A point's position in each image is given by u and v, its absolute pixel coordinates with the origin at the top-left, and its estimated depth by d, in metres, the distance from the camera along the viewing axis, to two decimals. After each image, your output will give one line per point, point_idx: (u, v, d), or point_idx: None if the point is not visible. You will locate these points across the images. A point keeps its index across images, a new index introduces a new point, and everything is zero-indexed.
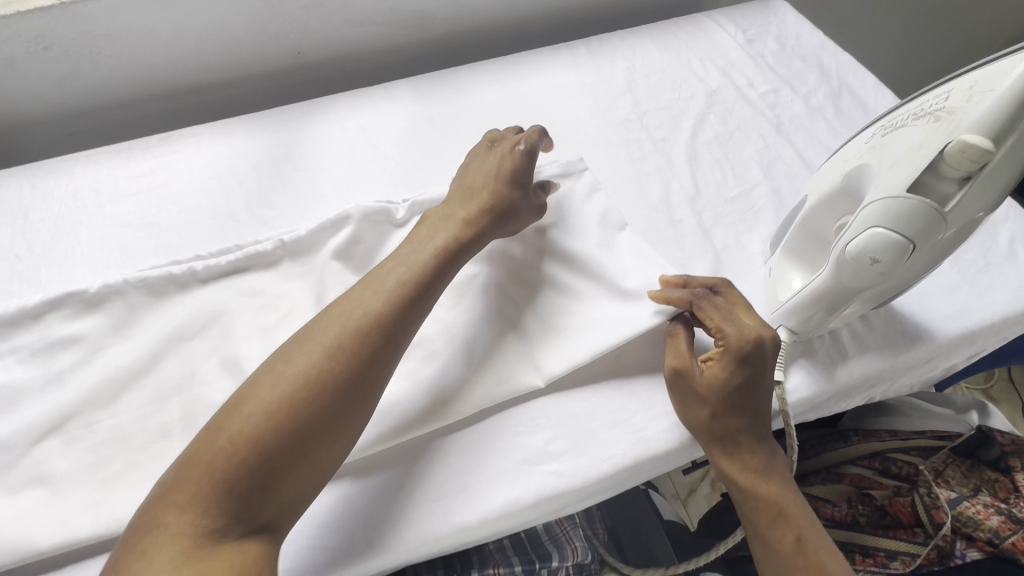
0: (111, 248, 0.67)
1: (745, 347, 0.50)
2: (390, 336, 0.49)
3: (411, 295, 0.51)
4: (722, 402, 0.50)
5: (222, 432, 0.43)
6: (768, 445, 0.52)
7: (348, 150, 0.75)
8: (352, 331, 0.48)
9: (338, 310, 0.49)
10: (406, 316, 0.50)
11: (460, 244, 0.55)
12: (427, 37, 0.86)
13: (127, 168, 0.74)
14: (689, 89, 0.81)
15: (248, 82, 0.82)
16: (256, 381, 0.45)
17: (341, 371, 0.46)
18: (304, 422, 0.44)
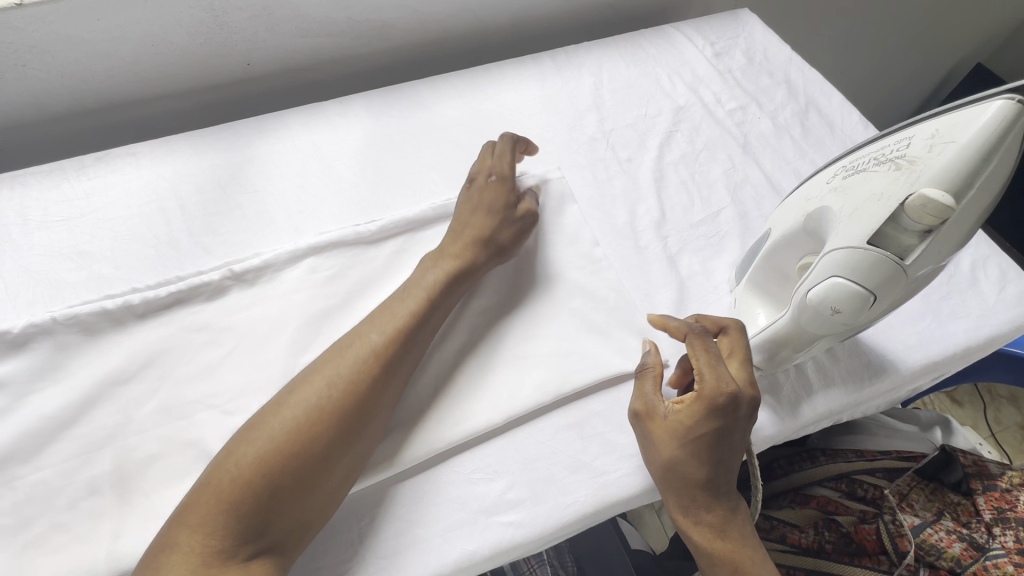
0: (38, 281, 0.62)
1: (721, 398, 0.48)
2: (393, 365, 0.49)
3: (400, 340, 0.50)
4: (683, 449, 0.49)
5: (235, 456, 0.43)
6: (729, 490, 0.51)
7: (300, 171, 0.71)
8: (340, 383, 0.47)
9: (319, 372, 0.48)
10: (399, 360, 0.49)
11: (460, 285, 0.55)
12: (386, 47, 0.82)
13: (58, 191, 0.69)
14: (657, 106, 0.79)
15: (192, 95, 0.77)
16: (248, 434, 0.44)
17: (334, 421, 0.45)
18: (312, 450, 0.44)
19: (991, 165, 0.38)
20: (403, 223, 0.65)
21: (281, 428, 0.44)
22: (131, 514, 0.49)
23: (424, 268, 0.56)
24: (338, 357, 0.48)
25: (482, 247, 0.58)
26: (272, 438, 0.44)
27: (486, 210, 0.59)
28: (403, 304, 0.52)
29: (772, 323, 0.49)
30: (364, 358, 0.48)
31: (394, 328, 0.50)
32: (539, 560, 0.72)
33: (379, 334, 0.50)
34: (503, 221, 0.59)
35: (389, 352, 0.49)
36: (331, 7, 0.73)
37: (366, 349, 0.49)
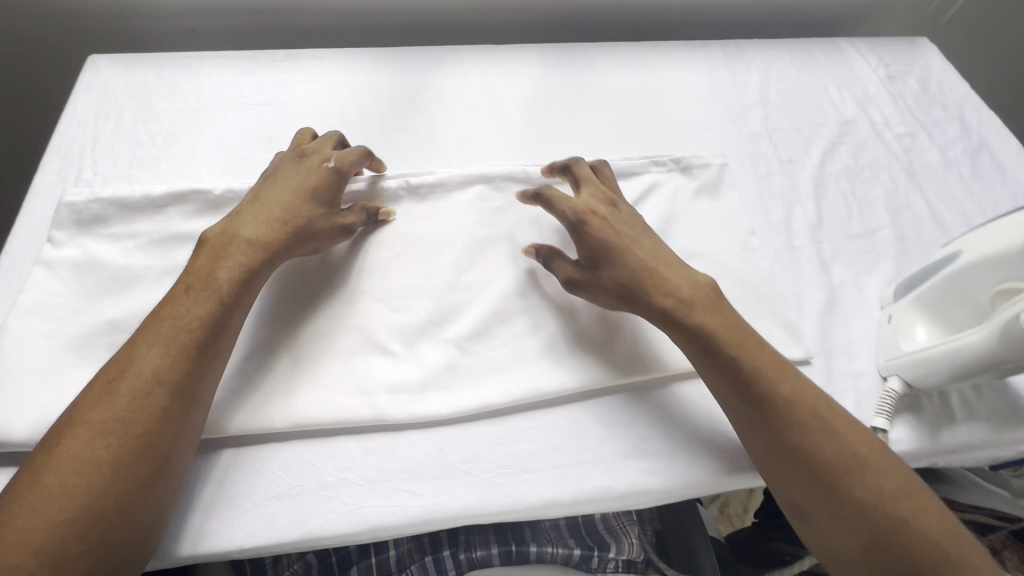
0: (230, 154, 0.66)
1: (579, 211, 0.56)
2: (186, 388, 0.44)
3: (196, 355, 0.45)
4: (629, 270, 0.54)
5: (47, 478, 0.39)
6: (789, 414, 0.48)
7: (471, 105, 0.74)
8: (126, 402, 0.42)
9: (114, 376, 0.43)
10: (193, 383, 0.44)
11: (252, 283, 0.50)
12: (563, 5, 0.83)
13: (251, 77, 0.74)
14: (823, 115, 0.78)
15: (376, 15, 0.81)
16: (59, 457, 0.39)
17: (143, 451, 0.41)
18: (117, 486, 0.40)
19: None
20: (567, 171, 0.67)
21: (76, 442, 0.40)
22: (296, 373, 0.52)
23: (241, 233, 0.51)
24: (135, 361, 0.43)
25: (290, 205, 0.54)
26: (81, 452, 0.40)
27: (302, 177, 0.56)
28: (191, 310, 0.46)
29: (954, 340, 0.50)
30: (158, 374, 0.43)
31: (183, 339, 0.45)
32: (629, 520, 0.68)
33: (167, 339, 0.45)
34: (322, 179, 0.56)
35: (177, 370, 0.44)
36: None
37: (154, 362, 0.44)
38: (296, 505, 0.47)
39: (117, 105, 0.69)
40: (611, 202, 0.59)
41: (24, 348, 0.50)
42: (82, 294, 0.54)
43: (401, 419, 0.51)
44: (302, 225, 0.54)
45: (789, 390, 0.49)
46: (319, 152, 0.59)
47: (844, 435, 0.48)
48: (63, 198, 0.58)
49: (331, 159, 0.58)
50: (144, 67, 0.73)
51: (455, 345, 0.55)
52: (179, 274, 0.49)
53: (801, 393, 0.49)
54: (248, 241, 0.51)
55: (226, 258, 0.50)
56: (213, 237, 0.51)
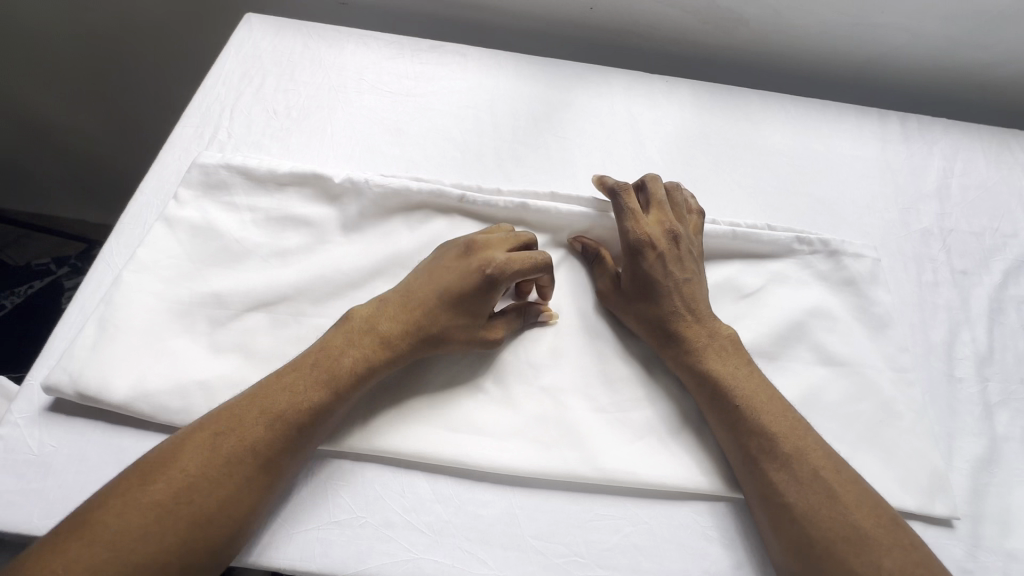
0: (358, 140, 0.64)
1: (636, 237, 0.54)
2: (278, 465, 0.42)
3: (296, 436, 0.43)
4: (664, 310, 0.52)
5: (118, 523, 0.37)
6: (801, 494, 0.44)
7: (610, 135, 0.68)
8: (219, 466, 0.40)
9: (216, 431, 0.42)
10: (284, 463, 0.43)
11: (375, 375, 0.47)
12: (727, 43, 0.76)
13: (393, 63, 0.71)
14: (1012, 224, 0.67)
15: (526, 21, 0.76)
16: (138, 501, 0.38)
17: (218, 523, 0.39)
18: (182, 555, 0.38)
19: None
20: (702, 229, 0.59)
21: (155, 490, 0.39)
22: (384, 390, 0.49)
23: (376, 317, 0.48)
24: (240, 424, 0.42)
25: (429, 305, 0.49)
26: (159, 504, 0.38)
27: (454, 273, 0.50)
28: (308, 386, 0.44)
29: None
30: (253, 446, 0.42)
31: (291, 417, 0.43)
32: None
33: (279, 412, 0.43)
34: (473, 282, 0.49)
35: (277, 448, 0.42)
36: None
37: (258, 434, 0.42)
38: (357, 538, 0.44)
39: (262, 70, 0.69)
40: (673, 236, 0.55)
41: (134, 306, 0.50)
42: (195, 262, 0.54)
43: (486, 465, 0.46)
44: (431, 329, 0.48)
45: (807, 472, 0.45)
46: (490, 250, 0.50)
47: (874, 542, 0.42)
48: (195, 161, 0.59)
49: (491, 266, 0.49)
50: (293, 35, 0.72)
51: (550, 398, 0.50)
52: (320, 340, 0.48)
53: (823, 481, 0.44)
54: (383, 336, 0.47)
55: (361, 343, 0.47)
56: (359, 318, 0.48)
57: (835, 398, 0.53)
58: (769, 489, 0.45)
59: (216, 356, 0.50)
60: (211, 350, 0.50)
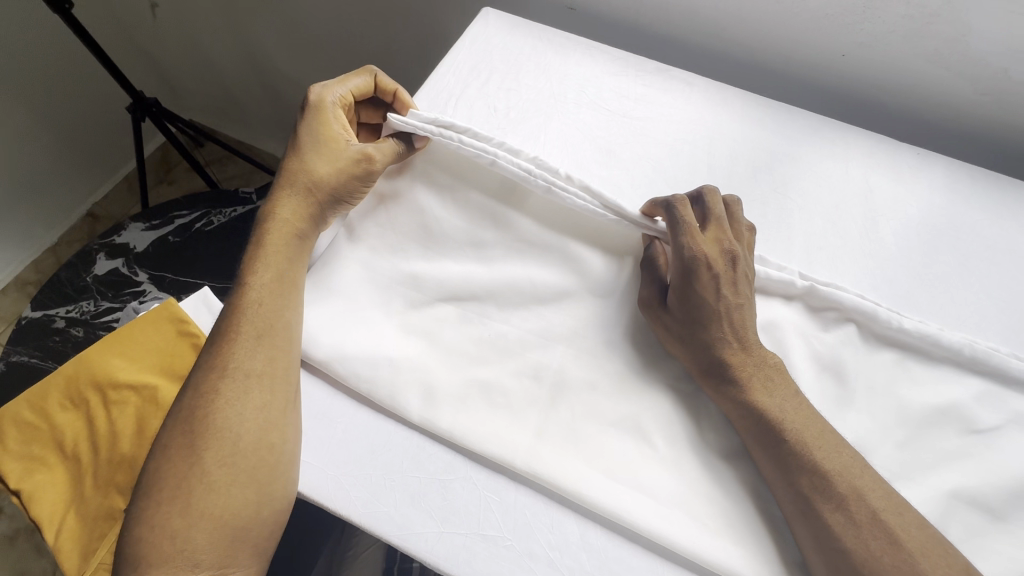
0: (568, 154, 0.64)
1: (695, 259, 0.50)
2: (237, 368, 0.47)
3: (229, 330, 0.49)
4: (711, 336, 0.49)
5: (164, 466, 0.45)
6: (862, 545, 0.40)
7: (839, 203, 0.61)
8: (208, 396, 0.47)
9: (205, 364, 0.48)
10: (236, 355, 0.48)
11: (296, 243, 0.54)
12: (1005, 121, 0.64)
13: (616, 80, 0.70)
14: None
15: (763, 57, 0.71)
16: (168, 447, 0.46)
17: (228, 436, 0.45)
18: (214, 470, 0.44)
19: None
20: (927, 339, 0.51)
21: (176, 430, 0.46)
22: (553, 418, 0.49)
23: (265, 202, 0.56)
24: (221, 350, 0.48)
25: (292, 166, 0.57)
26: (182, 443, 0.45)
27: (721, 257, 0.51)
28: (234, 289, 0.52)
29: None
30: (238, 366, 0.47)
31: (228, 317, 0.50)
32: None
33: (234, 324, 0.49)
34: (736, 284, 0.51)
35: (225, 352, 0.48)
36: (1005, 52, 0.58)
37: (244, 357, 0.48)
38: (499, 557, 0.44)
39: (491, 65, 0.71)
40: (731, 258, 0.51)
41: (344, 271, 0.55)
42: (403, 242, 0.56)
43: (642, 530, 0.44)
44: (323, 184, 0.56)
45: (879, 530, 0.41)
46: (731, 266, 0.51)
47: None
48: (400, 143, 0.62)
49: (742, 274, 0.51)
50: (524, 35, 0.73)
51: (724, 479, 0.46)
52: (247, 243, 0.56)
53: (879, 524, 0.41)
54: (279, 220, 0.54)
55: (268, 228, 0.54)
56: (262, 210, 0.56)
57: None
58: None
59: (406, 337, 0.52)
60: (402, 329, 0.52)
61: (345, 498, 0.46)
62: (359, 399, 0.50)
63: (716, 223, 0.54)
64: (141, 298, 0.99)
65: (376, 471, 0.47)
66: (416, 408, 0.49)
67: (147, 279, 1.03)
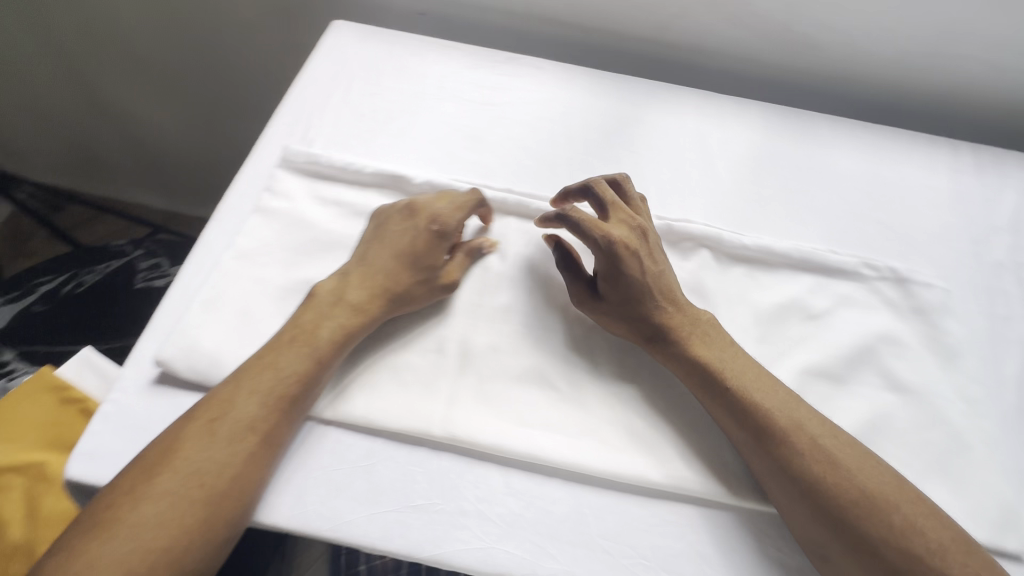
0: (438, 144, 0.67)
1: (613, 244, 0.53)
2: (275, 440, 0.46)
3: (284, 408, 0.46)
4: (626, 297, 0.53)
5: (144, 512, 0.41)
6: (830, 472, 0.45)
7: (681, 152, 0.70)
8: (236, 455, 0.44)
9: (243, 420, 0.45)
10: (281, 434, 0.46)
11: (359, 330, 0.51)
12: (798, 67, 0.77)
13: (472, 73, 0.74)
14: None
15: (599, 37, 0.79)
16: (160, 492, 0.42)
17: (242, 497, 0.43)
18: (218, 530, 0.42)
19: None
20: (764, 250, 0.61)
21: (180, 479, 0.42)
22: (462, 383, 0.52)
23: (331, 287, 0.53)
24: (260, 417, 0.46)
25: (375, 256, 0.55)
26: (185, 493, 0.42)
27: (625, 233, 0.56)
28: (289, 362, 0.48)
29: None
30: (276, 435, 0.46)
31: (280, 388, 0.47)
32: None
33: (291, 381, 0.47)
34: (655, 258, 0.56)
35: (267, 422, 0.46)
36: (783, 7, 0.70)
37: (285, 430, 0.46)
38: (433, 522, 0.46)
39: (350, 73, 0.73)
40: (642, 234, 0.56)
41: (232, 290, 0.54)
42: (290, 251, 0.57)
43: (559, 463, 0.48)
44: (407, 288, 0.53)
45: (805, 441, 0.47)
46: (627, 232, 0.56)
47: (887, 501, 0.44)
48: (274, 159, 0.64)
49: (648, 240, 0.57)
50: (379, 42, 0.76)
51: (623, 402, 0.52)
52: (292, 316, 0.51)
53: (822, 448, 0.47)
54: (343, 296, 0.52)
55: (348, 322, 0.51)
56: (322, 293, 0.52)
57: (902, 425, 0.53)
58: (842, 535, 0.44)
59: None
60: None
61: (270, 506, 0.46)
62: None
63: (613, 205, 0.58)
64: (12, 377, 0.89)
65: (296, 472, 0.47)
66: (328, 403, 0.49)
67: (14, 356, 0.92)
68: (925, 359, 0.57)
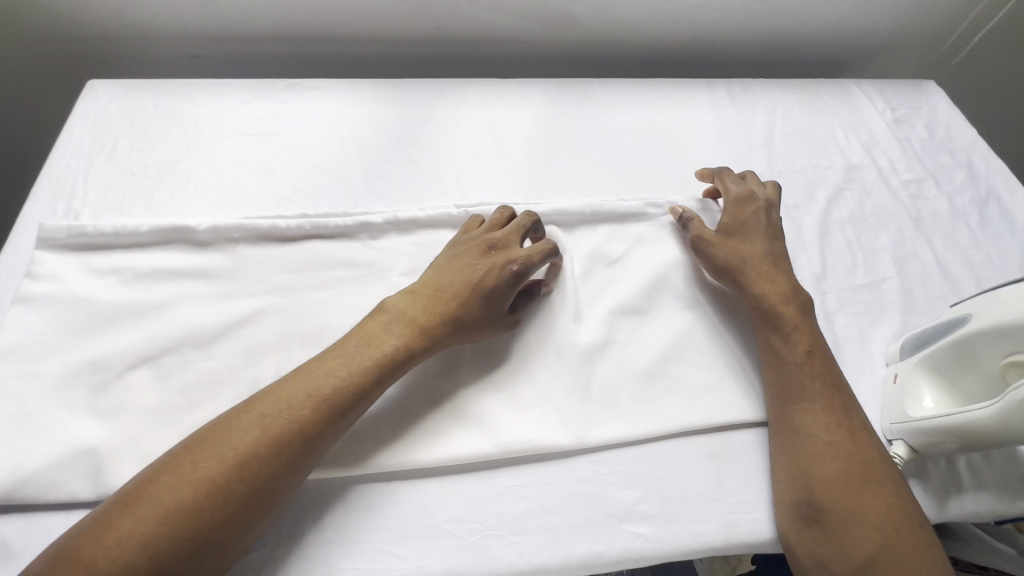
0: (224, 185, 0.65)
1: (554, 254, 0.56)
2: (276, 485, 0.43)
3: (291, 453, 0.43)
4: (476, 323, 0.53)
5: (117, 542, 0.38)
6: (839, 438, 0.50)
7: (473, 141, 0.73)
8: (231, 493, 0.41)
9: (243, 455, 0.42)
10: (285, 478, 0.43)
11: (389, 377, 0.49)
12: (566, 41, 0.83)
13: (251, 107, 0.73)
14: (828, 159, 0.77)
15: (378, 47, 0.81)
16: (137, 521, 0.38)
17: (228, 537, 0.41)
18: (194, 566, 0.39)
19: None
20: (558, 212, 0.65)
21: (166, 514, 0.39)
22: None
23: (383, 333, 0.50)
24: (270, 466, 0.42)
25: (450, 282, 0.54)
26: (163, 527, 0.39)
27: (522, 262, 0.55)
28: (302, 400, 0.45)
29: (958, 412, 0.47)
30: (279, 483, 0.43)
31: (290, 426, 0.44)
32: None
33: (332, 386, 0.46)
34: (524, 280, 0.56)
35: (268, 466, 0.42)
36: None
37: (288, 481, 0.43)
38: (271, 564, 0.45)
39: (114, 132, 0.68)
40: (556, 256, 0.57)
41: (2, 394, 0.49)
42: (68, 334, 0.52)
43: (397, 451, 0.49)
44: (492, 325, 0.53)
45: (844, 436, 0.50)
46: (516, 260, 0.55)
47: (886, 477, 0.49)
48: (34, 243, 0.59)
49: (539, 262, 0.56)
50: (143, 94, 0.72)
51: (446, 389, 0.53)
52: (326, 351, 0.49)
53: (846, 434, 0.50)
54: (390, 324, 0.51)
55: (374, 352, 0.49)
56: (376, 325, 0.51)
57: (699, 336, 0.59)
58: (862, 516, 0.47)
59: (101, 422, 0.49)
60: (95, 416, 0.49)
61: None
62: (69, 509, 0.46)
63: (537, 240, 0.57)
64: None
65: None
66: None
67: None
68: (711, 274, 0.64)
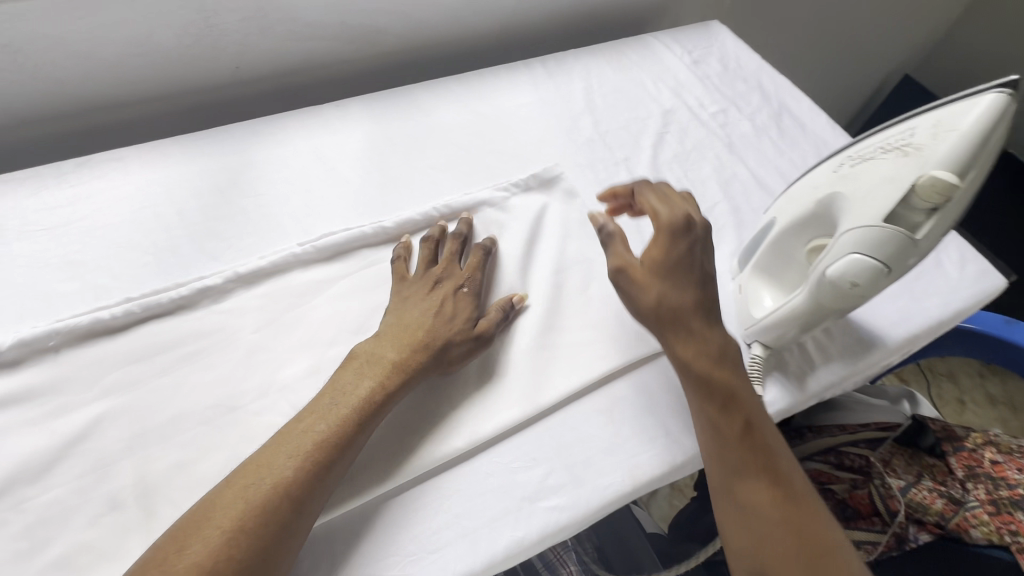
0: (25, 293, 0.58)
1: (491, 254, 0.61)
2: (271, 549, 0.41)
3: (285, 514, 0.42)
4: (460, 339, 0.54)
5: None
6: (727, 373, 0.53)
7: (304, 174, 0.70)
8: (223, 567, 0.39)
9: (233, 529, 0.40)
10: (279, 541, 0.42)
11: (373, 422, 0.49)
12: (377, 54, 0.83)
13: (36, 198, 0.64)
14: (646, 109, 0.83)
15: (177, 100, 0.75)
16: None
17: None
18: None
19: (982, 154, 0.44)
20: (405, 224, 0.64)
21: None
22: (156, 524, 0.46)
23: (348, 386, 0.49)
24: (264, 530, 0.41)
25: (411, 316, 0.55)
26: None
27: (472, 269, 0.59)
28: (287, 461, 0.44)
29: (786, 302, 0.54)
30: (274, 546, 0.41)
31: (279, 488, 0.43)
32: (565, 548, 0.75)
33: (318, 439, 0.46)
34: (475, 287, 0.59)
35: (260, 531, 0.41)
36: (326, 11, 0.74)
37: (286, 543, 0.42)
38: None
39: None
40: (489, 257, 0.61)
41: None
42: None
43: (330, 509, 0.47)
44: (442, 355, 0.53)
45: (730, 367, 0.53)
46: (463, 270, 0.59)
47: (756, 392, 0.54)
48: None
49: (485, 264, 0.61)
50: None
51: None
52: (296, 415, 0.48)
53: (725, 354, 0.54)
54: (366, 374, 0.51)
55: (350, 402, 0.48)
56: (348, 376, 0.50)
57: (569, 303, 0.62)
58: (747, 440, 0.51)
59: None
60: None
61: None
62: None
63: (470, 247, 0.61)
64: None
65: None
66: None
67: None
68: (564, 240, 0.66)
